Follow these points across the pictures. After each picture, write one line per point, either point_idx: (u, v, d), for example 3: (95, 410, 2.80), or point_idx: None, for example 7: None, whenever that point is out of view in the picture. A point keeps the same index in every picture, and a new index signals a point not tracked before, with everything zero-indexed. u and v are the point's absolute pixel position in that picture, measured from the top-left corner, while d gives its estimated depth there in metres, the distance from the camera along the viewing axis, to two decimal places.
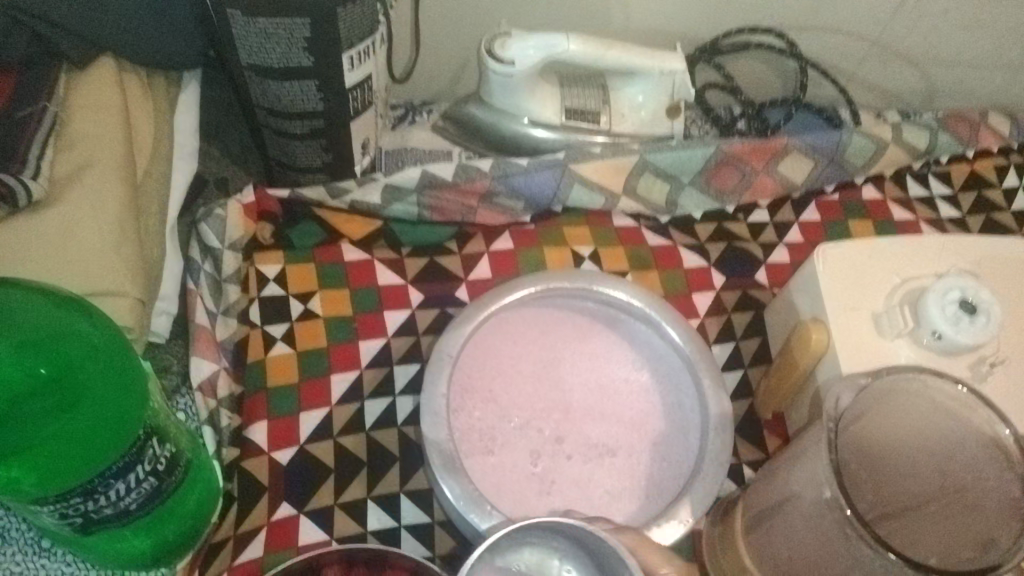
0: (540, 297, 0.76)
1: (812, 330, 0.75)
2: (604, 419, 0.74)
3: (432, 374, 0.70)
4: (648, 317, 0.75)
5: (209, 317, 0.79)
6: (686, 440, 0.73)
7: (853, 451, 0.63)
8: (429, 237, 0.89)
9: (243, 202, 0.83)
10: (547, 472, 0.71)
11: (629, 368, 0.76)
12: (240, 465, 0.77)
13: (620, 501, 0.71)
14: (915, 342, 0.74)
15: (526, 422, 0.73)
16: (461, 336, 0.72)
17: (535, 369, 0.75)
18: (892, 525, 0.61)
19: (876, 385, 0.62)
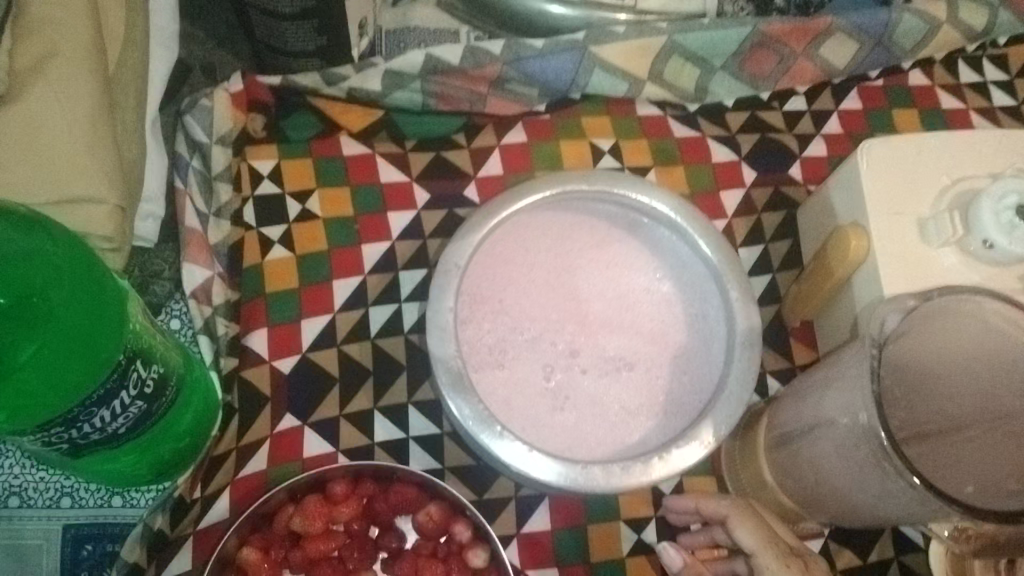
0: (555, 201, 0.70)
1: (850, 236, 0.69)
2: (622, 331, 0.70)
3: (439, 286, 0.65)
4: (674, 223, 0.69)
5: (200, 220, 0.75)
6: (709, 353, 0.69)
7: (893, 375, 0.59)
8: (437, 128, 0.83)
9: (232, 91, 0.77)
10: (561, 387, 0.67)
11: (651, 277, 0.71)
12: (239, 376, 0.73)
13: (638, 418, 0.67)
14: (962, 252, 0.68)
15: (539, 335, 0.69)
16: (469, 245, 0.66)
17: (548, 278, 0.71)
18: (926, 448, 0.58)
19: (926, 307, 0.56)
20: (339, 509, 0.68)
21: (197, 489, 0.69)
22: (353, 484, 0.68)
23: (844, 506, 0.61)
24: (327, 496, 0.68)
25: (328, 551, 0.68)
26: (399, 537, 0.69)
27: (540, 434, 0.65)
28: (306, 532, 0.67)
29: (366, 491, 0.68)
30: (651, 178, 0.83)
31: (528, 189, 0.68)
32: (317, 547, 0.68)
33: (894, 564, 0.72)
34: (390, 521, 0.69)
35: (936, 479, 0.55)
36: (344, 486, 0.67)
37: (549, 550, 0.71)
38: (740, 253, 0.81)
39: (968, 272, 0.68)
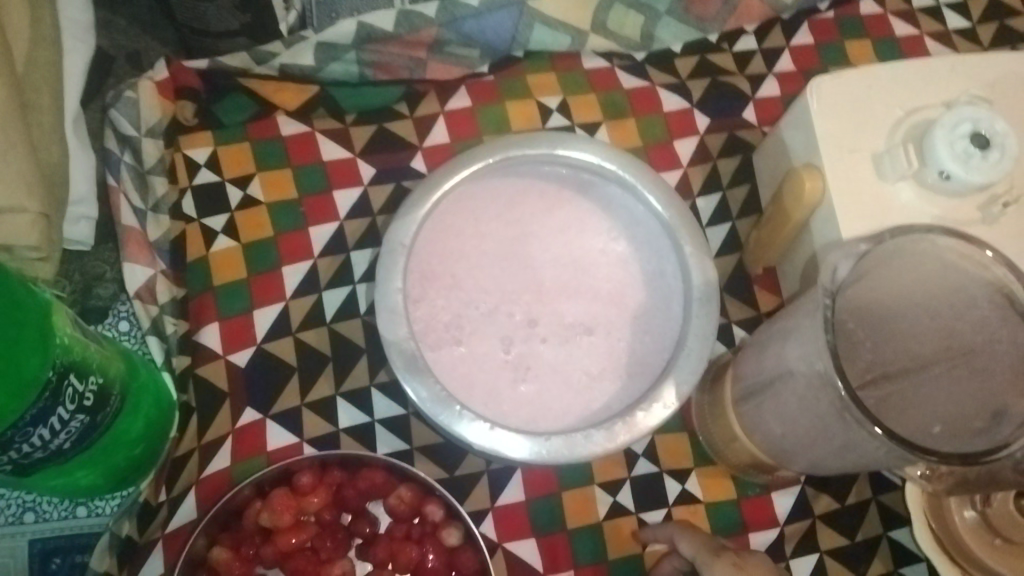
0: (500, 168, 0.67)
1: (805, 177, 0.67)
2: (579, 295, 0.68)
3: (385, 266, 0.63)
4: (624, 181, 0.66)
5: (137, 216, 0.73)
6: (669, 310, 0.67)
7: (857, 317, 0.58)
8: (378, 100, 0.79)
9: (156, 80, 0.75)
10: (521, 358, 0.66)
11: (605, 238, 0.69)
12: (194, 372, 0.71)
13: (601, 382, 0.66)
14: (919, 185, 0.66)
15: (495, 307, 0.67)
16: (415, 221, 0.64)
17: (501, 248, 0.69)
18: (889, 389, 0.56)
19: (878, 250, 0.56)
20: (309, 499, 0.66)
21: (161, 492, 0.68)
22: (320, 473, 0.67)
23: (812, 454, 0.60)
24: (295, 488, 0.66)
25: (301, 543, 0.66)
26: (372, 521, 0.69)
27: (502, 408, 0.64)
28: (276, 526, 0.65)
29: (334, 479, 0.67)
30: (602, 133, 0.81)
31: (469, 161, 0.65)
32: (289, 541, 0.65)
33: (872, 504, 0.72)
34: (361, 507, 0.68)
35: (904, 424, 0.54)
36: (311, 476, 0.66)
37: (526, 522, 0.70)
38: (698, 203, 0.79)
39: (927, 205, 0.66)
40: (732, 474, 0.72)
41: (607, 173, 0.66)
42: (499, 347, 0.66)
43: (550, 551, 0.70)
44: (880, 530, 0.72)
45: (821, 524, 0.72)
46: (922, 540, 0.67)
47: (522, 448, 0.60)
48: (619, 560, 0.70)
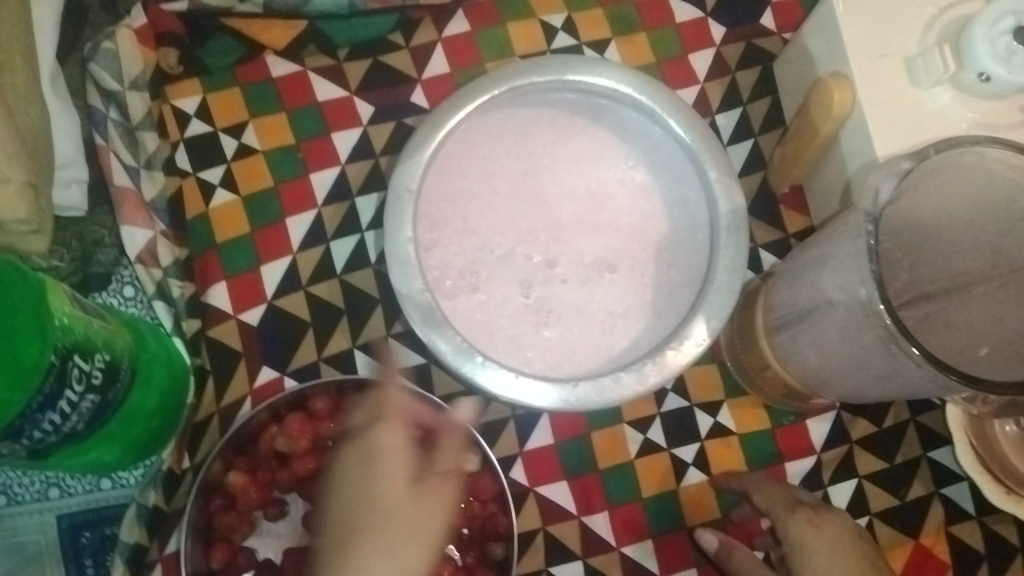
0: (508, 99, 0.63)
1: (833, 88, 0.63)
2: (598, 230, 0.65)
3: (396, 215, 0.59)
4: (642, 106, 0.62)
5: (131, 176, 0.68)
6: (694, 240, 0.64)
7: (895, 237, 0.54)
8: (369, 31, 0.74)
9: (135, 28, 0.69)
10: (542, 301, 0.63)
11: (622, 167, 0.65)
12: (206, 336, 0.69)
13: (628, 320, 0.63)
14: (956, 89, 0.61)
15: (511, 250, 0.64)
16: (422, 164, 0.60)
17: (513, 186, 0.65)
18: (926, 309, 0.54)
19: (923, 167, 0.51)
20: (324, 424, 0.64)
21: (185, 459, 0.67)
22: (336, 397, 0.65)
23: (851, 384, 0.58)
24: (311, 413, 0.64)
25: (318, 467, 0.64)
26: None
27: (528, 356, 0.62)
28: (292, 451, 0.64)
29: (352, 404, 0.65)
30: (613, 52, 0.76)
31: (475, 94, 0.61)
32: (306, 465, 0.64)
33: (911, 426, 0.70)
34: None
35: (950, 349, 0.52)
36: (327, 401, 0.64)
37: (556, 463, 0.69)
38: (718, 120, 0.75)
39: (965, 110, 0.62)
40: (765, 402, 0.70)
41: (622, 97, 0.61)
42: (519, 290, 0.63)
43: (582, 491, 0.68)
44: (919, 451, 0.70)
45: (859, 448, 0.70)
46: (963, 457, 0.65)
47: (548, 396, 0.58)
48: (655, 496, 0.69)
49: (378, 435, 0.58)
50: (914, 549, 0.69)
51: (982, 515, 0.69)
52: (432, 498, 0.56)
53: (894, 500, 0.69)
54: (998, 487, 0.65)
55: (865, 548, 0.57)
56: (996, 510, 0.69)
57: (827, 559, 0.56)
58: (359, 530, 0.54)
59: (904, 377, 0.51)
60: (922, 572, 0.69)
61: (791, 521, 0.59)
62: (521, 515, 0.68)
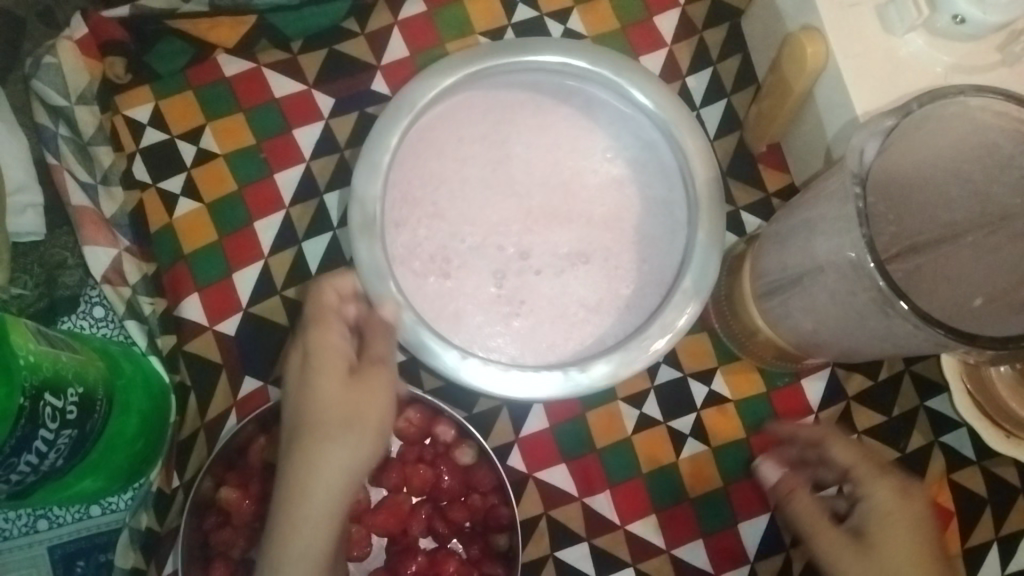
0: (498, 76, 0.61)
1: (805, 42, 0.61)
2: (570, 222, 0.63)
3: (367, 162, 0.58)
4: (631, 94, 0.61)
5: (87, 193, 0.67)
6: (676, 234, 0.62)
7: (878, 191, 0.53)
8: (323, 20, 0.71)
9: (76, 39, 0.67)
10: (515, 293, 0.61)
11: (600, 155, 0.64)
12: (183, 351, 0.67)
13: (599, 313, 0.62)
14: (931, 33, 0.60)
15: (480, 242, 0.62)
16: (407, 115, 0.59)
17: (483, 175, 0.63)
18: (916, 262, 0.52)
19: (911, 122, 0.49)
20: None
21: (174, 477, 0.65)
22: None
23: (846, 346, 0.56)
24: None
25: None
26: None
27: (495, 346, 0.60)
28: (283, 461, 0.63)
29: None
30: (575, 20, 0.74)
31: (472, 58, 0.60)
32: None
33: (906, 375, 0.70)
34: None
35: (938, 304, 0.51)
36: None
37: (552, 449, 0.68)
38: (688, 83, 0.73)
39: (941, 54, 0.60)
40: (758, 365, 0.69)
41: (611, 83, 0.60)
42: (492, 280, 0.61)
43: (582, 472, 0.67)
44: (916, 402, 0.69)
45: (857, 404, 0.69)
46: (961, 405, 0.64)
47: (512, 387, 0.57)
48: (654, 472, 0.68)
49: (307, 330, 0.55)
50: None
51: (983, 460, 0.69)
52: (371, 390, 0.54)
53: (894, 452, 0.69)
54: (995, 431, 0.64)
55: (938, 542, 0.53)
56: (998, 455, 0.69)
57: (908, 533, 0.52)
58: (310, 430, 0.52)
59: (902, 338, 0.49)
60: (929, 520, 0.68)
61: (876, 486, 0.53)
62: (522, 502, 0.67)
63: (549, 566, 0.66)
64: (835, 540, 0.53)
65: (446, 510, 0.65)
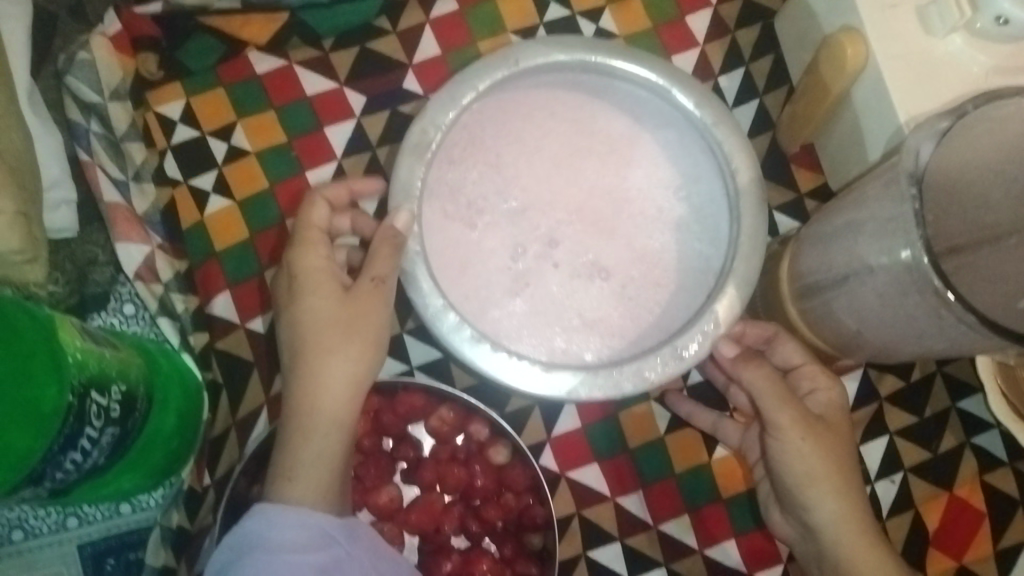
0: (603, 76, 0.58)
1: (845, 43, 0.61)
2: (604, 232, 0.59)
3: (448, 94, 0.55)
4: (711, 138, 0.57)
5: (119, 188, 0.65)
6: (704, 279, 0.58)
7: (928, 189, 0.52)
8: (355, 16, 0.71)
9: (109, 34, 0.66)
10: (527, 270, 0.58)
11: (651, 180, 0.60)
12: (215, 348, 0.67)
13: (593, 335, 0.58)
14: (971, 34, 0.59)
15: (526, 207, 0.59)
16: (508, 69, 0.56)
17: (552, 159, 0.60)
18: (958, 262, 0.53)
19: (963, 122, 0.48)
20: None
21: (206, 475, 0.66)
22: None
23: (887, 348, 0.56)
24: None
25: None
26: (415, 445, 0.66)
27: (496, 323, 0.57)
28: None
29: (372, 406, 0.63)
30: (607, 19, 0.73)
31: (591, 45, 0.57)
32: None
33: (937, 377, 0.70)
34: (403, 431, 0.65)
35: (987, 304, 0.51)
36: None
37: (585, 448, 0.67)
38: (721, 83, 0.73)
39: (981, 56, 0.60)
40: None
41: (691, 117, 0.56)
42: (517, 251, 0.58)
43: (614, 474, 0.67)
44: (948, 402, 0.70)
45: (888, 405, 0.69)
46: (997, 408, 0.65)
47: (491, 365, 0.54)
48: (687, 473, 0.68)
49: (301, 252, 0.54)
50: (948, 501, 0.68)
51: (1014, 462, 0.69)
52: (366, 300, 0.53)
53: (925, 453, 0.69)
54: None
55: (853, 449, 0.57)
56: None
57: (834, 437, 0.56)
58: (309, 348, 0.53)
59: (951, 341, 0.49)
60: (957, 524, 0.68)
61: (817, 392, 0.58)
62: (556, 502, 0.67)
63: (581, 566, 0.66)
64: (800, 417, 0.55)
65: (479, 510, 0.64)
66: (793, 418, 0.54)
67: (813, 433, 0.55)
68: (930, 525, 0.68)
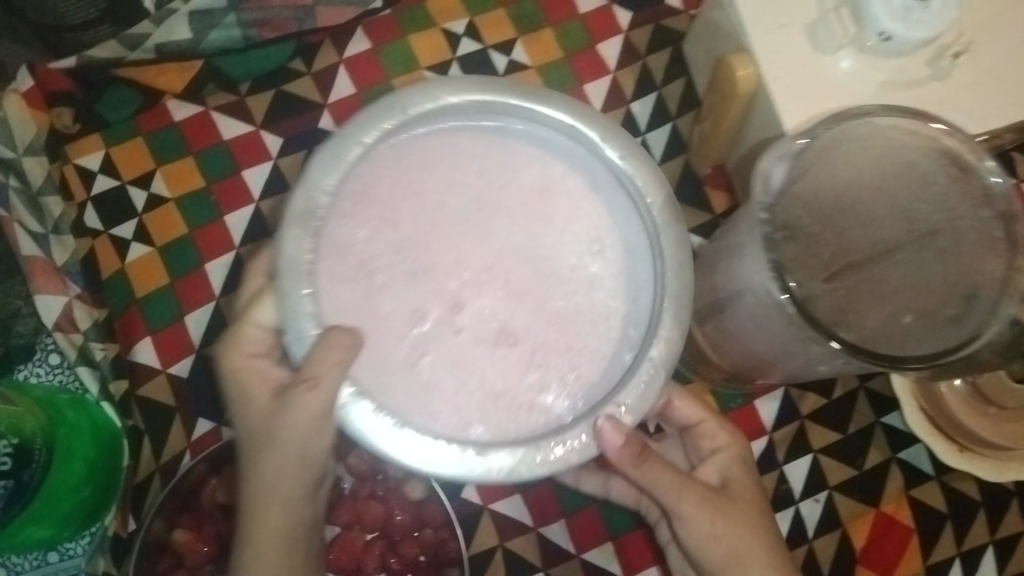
0: (510, 118, 0.51)
1: (735, 65, 0.60)
2: (514, 298, 0.49)
3: (331, 149, 0.47)
4: (620, 174, 0.50)
5: (38, 243, 0.67)
6: (633, 348, 0.50)
7: (804, 207, 0.52)
8: (267, 61, 0.72)
9: (22, 91, 0.68)
10: (422, 340, 0.48)
11: (573, 240, 0.51)
12: (136, 396, 0.67)
13: (501, 408, 0.48)
14: (859, 51, 0.60)
15: (425, 267, 0.49)
16: (396, 118, 0.48)
17: (446, 213, 0.50)
18: (852, 281, 0.50)
19: (819, 143, 0.52)
20: None
21: (130, 521, 0.65)
22: None
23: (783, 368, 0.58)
24: None
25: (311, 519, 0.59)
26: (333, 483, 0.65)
27: (395, 397, 0.47)
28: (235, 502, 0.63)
29: None
30: (519, 51, 0.74)
31: (485, 85, 0.49)
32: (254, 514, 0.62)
33: (860, 393, 0.71)
34: None
35: (878, 329, 0.49)
36: None
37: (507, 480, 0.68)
38: (634, 108, 0.73)
39: (871, 72, 0.60)
40: (710, 388, 0.70)
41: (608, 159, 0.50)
42: (418, 315, 0.48)
43: (537, 504, 0.68)
44: (872, 418, 0.71)
45: (810, 424, 0.70)
46: (913, 421, 0.66)
47: (402, 449, 0.46)
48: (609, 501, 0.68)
49: (234, 358, 0.51)
50: (875, 519, 0.69)
51: (941, 475, 0.70)
52: (293, 419, 0.47)
53: (850, 471, 0.70)
54: (949, 445, 0.66)
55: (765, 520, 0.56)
56: (956, 470, 0.70)
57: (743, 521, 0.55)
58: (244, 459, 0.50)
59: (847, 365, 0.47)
60: (885, 540, 0.69)
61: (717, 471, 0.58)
62: (477, 537, 0.67)
63: None
64: (701, 497, 0.54)
65: (399, 546, 0.65)
66: (696, 499, 0.54)
67: (715, 512, 0.54)
68: (857, 544, 0.69)
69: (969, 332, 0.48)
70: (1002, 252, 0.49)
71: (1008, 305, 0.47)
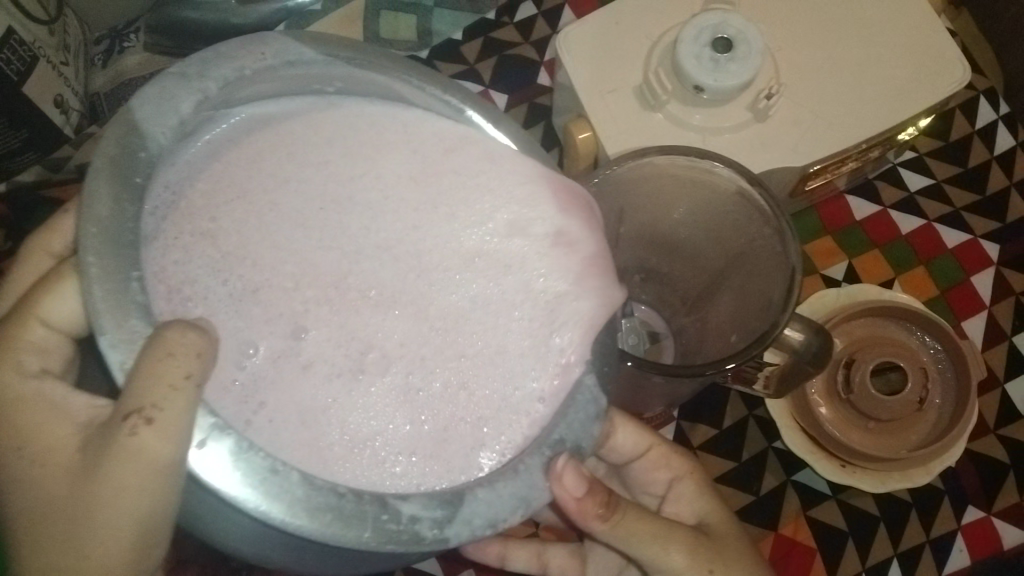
0: (369, 94, 0.48)
1: (573, 129, 0.68)
2: (383, 308, 0.44)
3: (162, 88, 0.42)
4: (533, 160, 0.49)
5: None
6: (536, 346, 0.44)
7: (637, 244, 0.63)
8: None
9: None
10: (258, 378, 0.42)
11: (472, 219, 0.47)
12: None
13: (363, 456, 0.41)
14: (683, 102, 0.66)
15: (256, 287, 0.44)
16: (259, 59, 0.44)
17: (296, 216, 0.46)
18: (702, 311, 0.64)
19: (607, 186, 0.56)
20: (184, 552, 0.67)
21: None
22: None
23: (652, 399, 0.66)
24: None
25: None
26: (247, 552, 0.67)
27: None
28: None
29: None
30: None
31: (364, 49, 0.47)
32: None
33: (750, 421, 0.74)
34: None
35: (711, 351, 0.60)
36: None
37: None
38: None
39: (694, 124, 0.66)
40: None
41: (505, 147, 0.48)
42: (247, 349, 0.43)
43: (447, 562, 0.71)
44: (763, 444, 0.73)
45: (702, 454, 0.73)
46: (793, 443, 0.71)
47: (271, 501, 0.36)
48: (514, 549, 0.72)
49: (21, 380, 0.48)
50: (775, 541, 0.71)
51: (838, 494, 0.72)
52: (125, 447, 0.43)
53: (748, 496, 0.72)
54: (830, 462, 0.70)
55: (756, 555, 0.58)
56: (851, 487, 0.72)
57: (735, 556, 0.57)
58: (49, 503, 0.46)
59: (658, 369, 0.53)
60: (789, 561, 0.70)
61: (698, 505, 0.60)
62: None
63: None
64: (689, 547, 0.54)
65: None
66: (681, 548, 0.54)
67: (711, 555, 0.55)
68: None
69: (769, 322, 0.55)
70: (783, 266, 0.55)
71: (788, 313, 0.53)
